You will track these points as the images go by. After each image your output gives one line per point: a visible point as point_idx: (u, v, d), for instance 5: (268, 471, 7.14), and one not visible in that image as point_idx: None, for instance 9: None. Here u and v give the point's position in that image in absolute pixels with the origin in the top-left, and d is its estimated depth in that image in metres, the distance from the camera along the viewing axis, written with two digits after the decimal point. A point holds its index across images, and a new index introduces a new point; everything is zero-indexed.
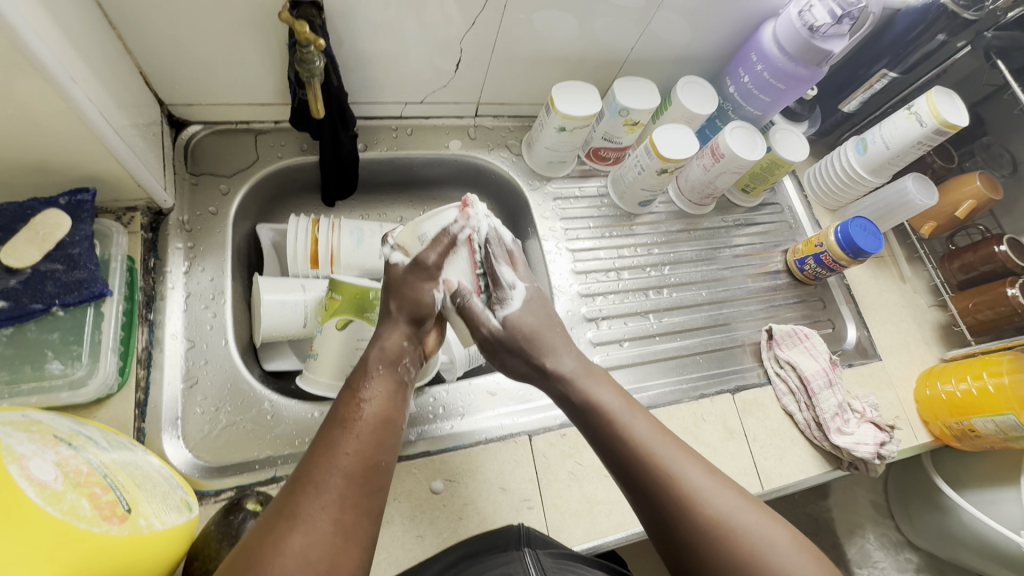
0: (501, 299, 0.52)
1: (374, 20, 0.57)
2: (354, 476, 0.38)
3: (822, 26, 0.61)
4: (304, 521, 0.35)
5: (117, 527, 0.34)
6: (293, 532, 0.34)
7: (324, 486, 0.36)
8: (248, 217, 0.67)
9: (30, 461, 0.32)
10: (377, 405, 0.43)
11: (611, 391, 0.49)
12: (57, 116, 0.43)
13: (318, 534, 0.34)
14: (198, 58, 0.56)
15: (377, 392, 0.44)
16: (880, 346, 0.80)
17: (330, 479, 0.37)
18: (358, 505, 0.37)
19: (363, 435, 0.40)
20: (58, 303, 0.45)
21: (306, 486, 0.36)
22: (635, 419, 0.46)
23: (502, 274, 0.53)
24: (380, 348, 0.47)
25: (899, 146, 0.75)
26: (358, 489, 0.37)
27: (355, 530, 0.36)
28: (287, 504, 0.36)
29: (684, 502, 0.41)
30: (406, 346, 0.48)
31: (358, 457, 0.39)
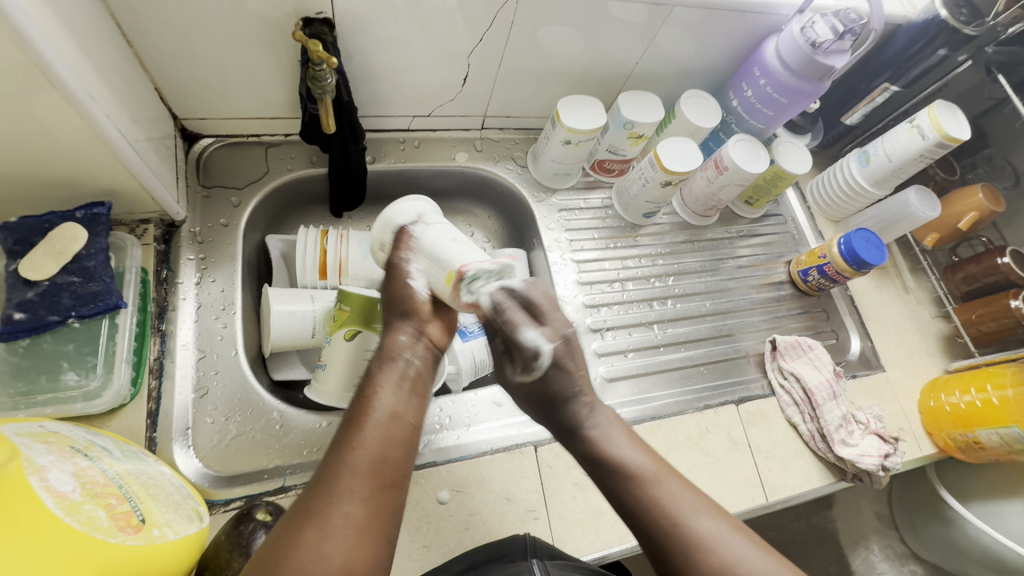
0: (525, 363, 0.48)
1: (384, 36, 0.59)
2: (367, 471, 0.37)
3: (824, 42, 0.62)
4: (319, 517, 0.34)
5: (132, 538, 0.35)
6: (310, 528, 0.34)
7: (338, 482, 0.36)
8: (257, 228, 0.68)
9: (49, 473, 0.32)
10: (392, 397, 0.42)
11: (624, 439, 0.47)
12: (76, 133, 0.44)
13: (332, 532, 0.34)
14: (212, 73, 0.58)
15: (391, 382, 0.43)
16: (883, 357, 0.80)
17: (343, 474, 0.36)
18: (371, 503, 0.36)
19: (377, 429, 0.39)
20: (74, 315, 0.46)
21: (321, 482, 0.36)
22: (642, 460, 0.45)
23: (523, 338, 0.47)
24: (383, 347, 0.45)
25: (901, 159, 0.75)
26: (373, 484, 0.37)
27: (371, 527, 0.35)
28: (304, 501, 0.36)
29: (693, 550, 0.40)
30: (410, 343, 0.46)
31: (371, 451, 0.38)
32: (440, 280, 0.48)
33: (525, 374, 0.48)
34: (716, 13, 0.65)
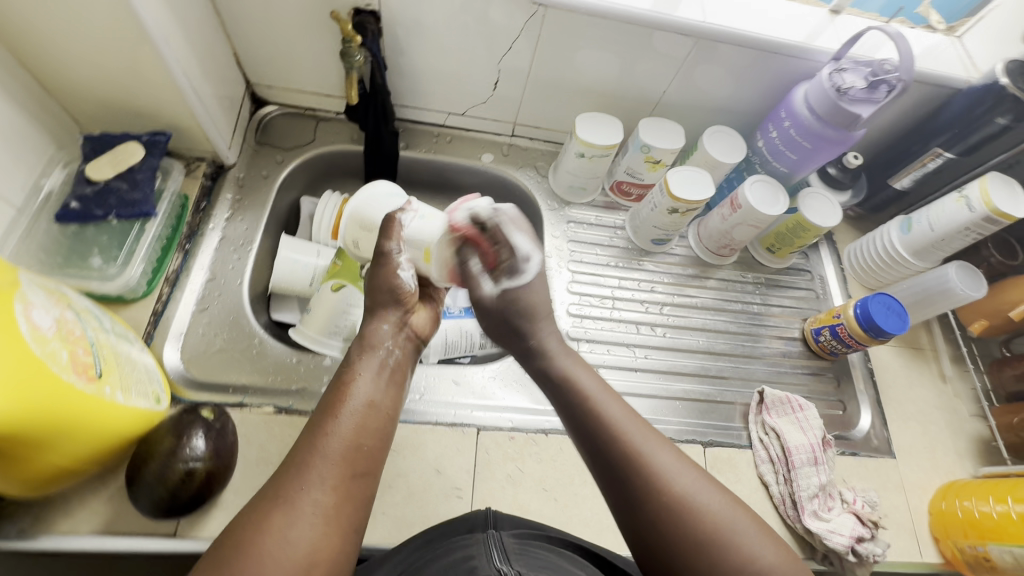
0: (514, 267, 0.52)
1: (424, 33, 0.66)
2: (339, 459, 0.41)
3: (851, 89, 0.60)
4: (287, 504, 0.38)
5: (82, 383, 0.41)
6: (277, 513, 0.37)
7: (308, 470, 0.39)
8: (294, 187, 0.77)
9: (34, 308, 0.39)
10: (370, 386, 0.46)
11: (590, 378, 0.51)
12: (152, 71, 0.55)
13: (300, 521, 0.37)
14: (278, 46, 0.68)
15: (367, 372, 0.46)
16: (896, 442, 0.72)
17: (314, 463, 0.40)
18: (340, 489, 0.40)
19: (351, 418, 0.43)
20: (114, 213, 0.55)
21: (291, 471, 0.39)
22: (610, 402, 0.48)
23: (515, 242, 0.52)
24: (365, 334, 0.49)
25: (945, 230, 0.70)
26: (342, 473, 0.40)
27: (342, 511, 0.39)
28: (269, 494, 0.38)
29: (668, 497, 0.43)
30: (392, 333, 0.50)
31: (344, 440, 0.42)
32: (421, 257, 0.54)
33: (514, 279, 0.52)
34: (759, 53, 0.68)
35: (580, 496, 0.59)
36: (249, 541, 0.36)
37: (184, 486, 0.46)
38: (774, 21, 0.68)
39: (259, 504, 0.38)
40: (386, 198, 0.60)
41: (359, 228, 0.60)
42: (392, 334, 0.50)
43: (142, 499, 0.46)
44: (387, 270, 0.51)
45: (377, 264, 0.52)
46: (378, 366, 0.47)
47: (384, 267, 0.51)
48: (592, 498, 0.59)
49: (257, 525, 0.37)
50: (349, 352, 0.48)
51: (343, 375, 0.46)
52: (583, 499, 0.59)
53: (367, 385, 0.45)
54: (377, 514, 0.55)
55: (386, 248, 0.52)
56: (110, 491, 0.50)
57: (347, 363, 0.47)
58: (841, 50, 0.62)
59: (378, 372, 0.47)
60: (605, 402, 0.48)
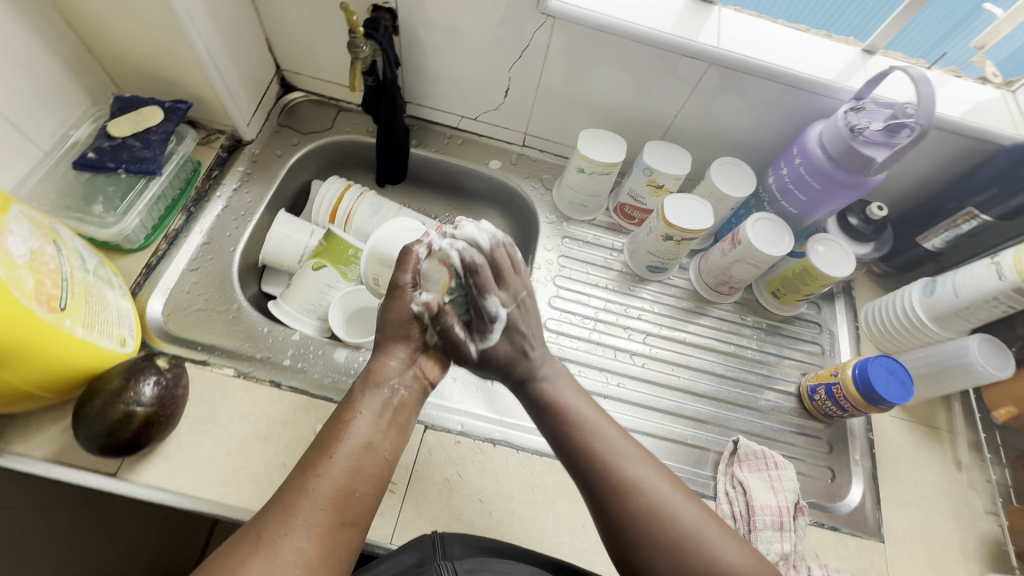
0: (485, 331, 0.55)
1: (440, 35, 0.68)
2: (326, 505, 0.41)
3: (866, 130, 0.56)
4: (268, 550, 0.37)
5: (42, 311, 0.44)
6: (255, 557, 0.37)
7: (294, 514, 0.39)
8: (306, 170, 0.80)
9: (10, 235, 0.43)
10: (368, 431, 0.46)
11: (582, 401, 0.55)
12: (178, 43, 0.60)
13: (280, 564, 0.37)
14: (306, 36, 0.72)
15: (369, 410, 0.47)
16: (888, 526, 0.64)
17: (302, 505, 0.40)
18: (325, 536, 0.40)
19: (345, 461, 0.43)
20: (124, 167, 0.60)
21: (276, 513, 0.39)
22: (599, 425, 0.52)
23: (488, 305, 0.54)
24: (373, 368, 0.51)
25: (970, 298, 0.63)
26: (329, 520, 0.40)
27: (325, 558, 0.39)
28: (251, 532, 0.38)
29: (668, 523, 0.47)
30: (400, 370, 0.51)
31: (335, 485, 0.42)
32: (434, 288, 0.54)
33: (483, 341, 0.55)
34: (777, 85, 0.65)
35: (516, 514, 0.57)
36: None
37: (122, 426, 0.48)
38: (799, 54, 0.65)
39: (242, 544, 0.38)
40: (406, 233, 0.61)
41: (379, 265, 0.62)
42: (399, 376, 0.51)
43: (83, 433, 0.48)
44: (399, 301, 0.52)
45: (391, 295, 0.53)
46: (377, 410, 0.48)
47: (396, 299, 0.52)
48: (529, 520, 0.57)
49: (235, 561, 0.36)
50: (349, 394, 0.49)
51: (344, 413, 0.47)
52: (519, 519, 0.57)
53: (364, 430, 0.46)
54: None
55: (400, 278, 0.53)
56: (66, 422, 0.53)
57: (350, 399, 0.48)
58: (862, 90, 0.59)
59: (376, 416, 0.47)
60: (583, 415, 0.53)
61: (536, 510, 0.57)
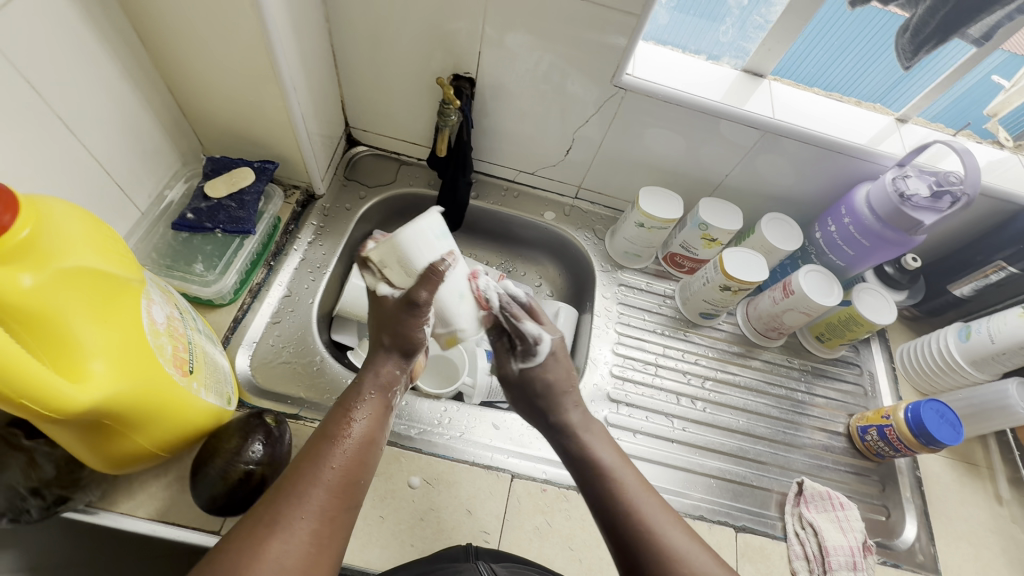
0: (529, 351, 0.57)
1: (510, 102, 0.74)
2: (334, 492, 0.43)
3: (914, 195, 0.62)
4: (283, 532, 0.39)
5: (179, 376, 0.46)
6: (272, 538, 0.39)
7: (308, 499, 0.42)
8: (370, 221, 0.84)
9: (153, 304, 0.46)
10: (366, 427, 0.49)
11: (610, 449, 0.53)
12: (278, 111, 0.63)
13: (296, 543, 0.39)
14: (380, 100, 0.77)
15: (369, 410, 0.50)
16: (943, 561, 0.67)
17: (314, 491, 0.42)
18: (333, 519, 0.42)
19: (349, 452, 0.46)
20: (221, 228, 0.63)
21: (289, 496, 0.41)
22: (626, 474, 0.50)
23: (525, 328, 0.56)
24: (374, 373, 0.53)
25: (1005, 344, 0.68)
26: (337, 505, 0.43)
27: (330, 537, 0.41)
28: (270, 513, 0.40)
29: None
30: (397, 375, 0.53)
31: (340, 475, 0.44)
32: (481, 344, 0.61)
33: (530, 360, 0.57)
34: (828, 153, 0.70)
35: (605, 561, 0.59)
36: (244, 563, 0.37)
37: (242, 484, 0.49)
38: (842, 122, 0.71)
39: (256, 525, 0.39)
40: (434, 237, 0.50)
41: (394, 255, 0.50)
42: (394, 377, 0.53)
43: (202, 492, 0.49)
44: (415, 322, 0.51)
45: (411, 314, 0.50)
46: (373, 407, 0.50)
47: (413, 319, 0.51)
48: None
49: (254, 539, 0.38)
50: (345, 392, 0.51)
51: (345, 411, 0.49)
52: (608, 566, 0.59)
53: (365, 425, 0.48)
54: (406, 545, 0.56)
55: (416, 296, 0.49)
56: (167, 478, 0.54)
57: (348, 397, 0.51)
58: (907, 158, 0.66)
59: (372, 412, 0.50)
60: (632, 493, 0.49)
61: None
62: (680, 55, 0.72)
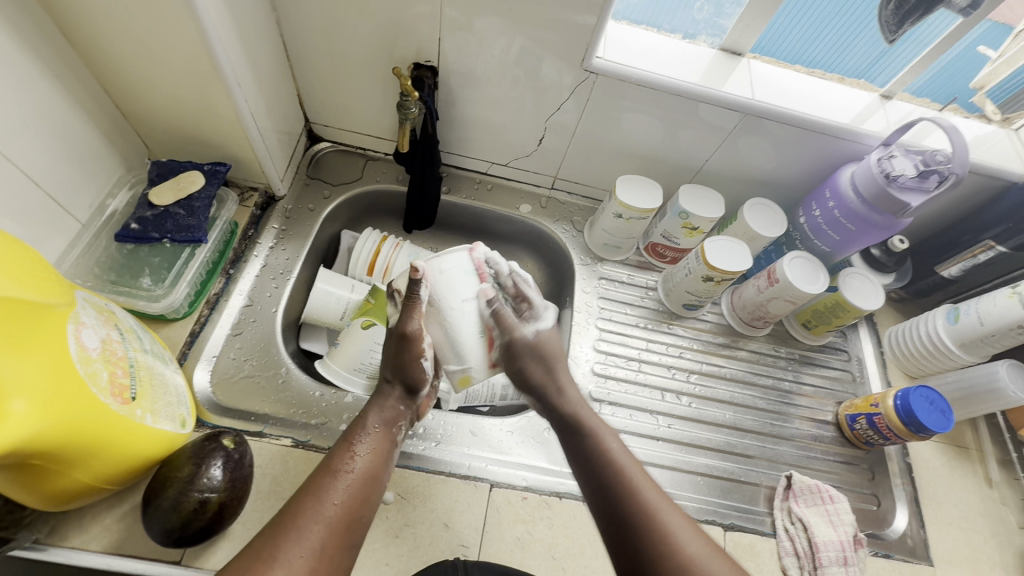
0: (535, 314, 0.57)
1: (476, 91, 0.70)
2: (334, 527, 0.43)
3: (900, 176, 0.60)
4: (282, 567, 0.39)
5: (117, 405, 0.43)
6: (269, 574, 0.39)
7: (308, 534, 0.42)
8: (337, 221, 0.80)
9: (83, 328, 0.42)
10: (368, 461, 0.49)
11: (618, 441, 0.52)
12: (223, 109, 0.59)
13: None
14: (339, 93, 0.72)
15: (372, 444, 0.50)
16: (934, 548, 0.66)
17: (315, 526, 0.42)
18: (333, 556, 0.42)
19: (352, 485, 0.46)
20: (169, 237, 0.60)
21: (289, 531, 0.41)
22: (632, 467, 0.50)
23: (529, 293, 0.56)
24: (380, 408, 0.53)
25: (995, 326, 0.67)
26: (337, 541, 0.43)
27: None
28: (268, 546, 0.40)
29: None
30: (402, 410, 0.55)
31: (340, 509, 0.44)
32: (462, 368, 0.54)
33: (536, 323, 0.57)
34: (811, 134, 0.67)
35: (589, 569, 0.57)
36: None
37: (198, 515, 0.46)
38: (826, 101, 0.68)
39: (255, 559, 0.39)
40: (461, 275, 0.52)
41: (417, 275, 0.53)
42: (399, 412, 0.54)
43: (155, 525, 0.46)
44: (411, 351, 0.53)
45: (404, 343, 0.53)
46: (378, 440, 0.51)
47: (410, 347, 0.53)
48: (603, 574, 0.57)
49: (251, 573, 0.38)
50: (352, 424, 0.52)
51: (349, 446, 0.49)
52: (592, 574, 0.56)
53: (368, 459, 0.49)
54: (381, 564, 0.54)
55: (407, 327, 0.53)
56: (121, 509, 0.51)
57: (353, 431, 0.51)
58: (892, 137, 0.63)
59: (375, 446, 0.50)
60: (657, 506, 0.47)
61: (608, 563, 0.57)
62: (655, 34, 0.68)
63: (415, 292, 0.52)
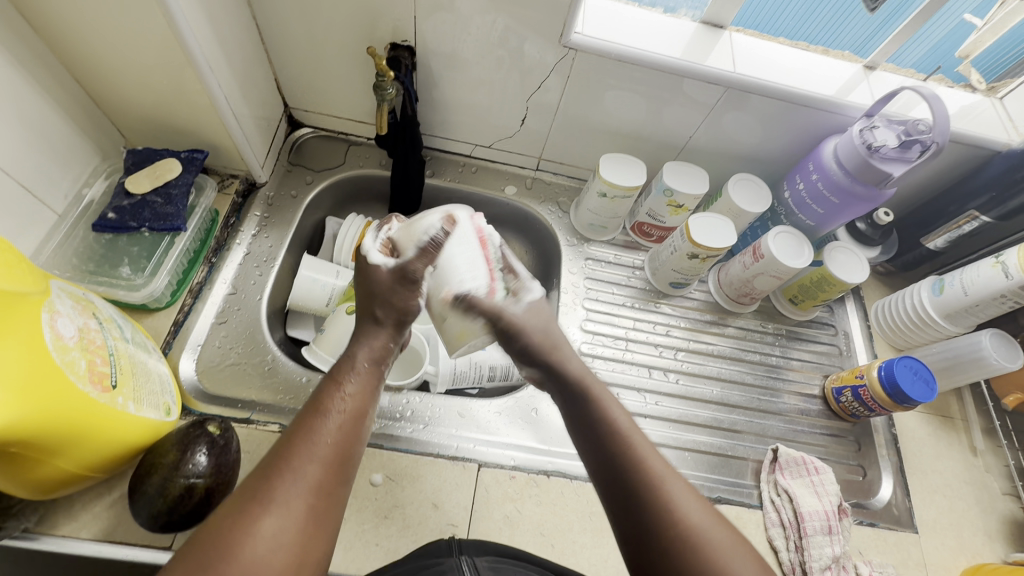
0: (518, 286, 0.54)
1: (455, 72, 0.69)
2: (330, 467, 0.39)
3: (882, 146, 0.59)
4: (278, 508, 0.35)
5: (97, 392, 0.43)
6: (265, 515, 0.35)
7: (303, 473, 0.37)
8: (321, 208, 0.79)
9: (59, 317, 0.42)
10: (360, 400, 0.44)
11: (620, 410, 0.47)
12: (197, 96, 0.58)
13: (292, 520, 0.35)
14: (317, 77, 0.72)
15: (362, 380, 0.45)
16: (919, 516, 0.67)
17: (309, 465, 0.38)
18: (331, 495, 0.38)
19: (345, 425, 0.41)
20: (147, 226, 0.60)
21: (283, 471, 0.37)
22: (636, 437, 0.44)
23: (512, 263, 0.55)
24: (368, 346, 0.48)
25: (978, 296, 0.67)
26: (334, 480, 0.39)
27: (325, 517, 0.37)
28: (261, 485, 0.36)
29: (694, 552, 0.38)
30: (391, 348, 0.49)
31: (336, 448, 0.40)
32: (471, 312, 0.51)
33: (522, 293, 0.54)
34: (794, 107, 0.67)
35: (578, 544, 0.58)
36: (228, 543, 0.33)
37: (184, 500, 0.46)
38: (809, 74, 0.67)
39: (247, 501, 0.35)
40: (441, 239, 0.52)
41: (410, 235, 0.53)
42: (385, 348, 0.48)
43: (142, 511, 0.46)
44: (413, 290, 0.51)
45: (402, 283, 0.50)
46: (367, 379, 0.46)
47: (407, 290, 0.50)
48: (591, 548, 0.57)
49: (242, 516, 0.34)
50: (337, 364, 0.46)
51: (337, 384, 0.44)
52: (581, 549, 0.57)
53: (358, 397, 0.44)
54: (371, 545, 0.54)
55: (411, 266, 0.51)
56: (110, 497, 0.51)
57: (338, 368, 0.46)
58: (875, 108, 0.63)
59: (365, 384, 0.45)
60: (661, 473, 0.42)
61: (596, 538, 0.58)
62: (637, 8, 0.67)
63: (435, 235, 0.52)
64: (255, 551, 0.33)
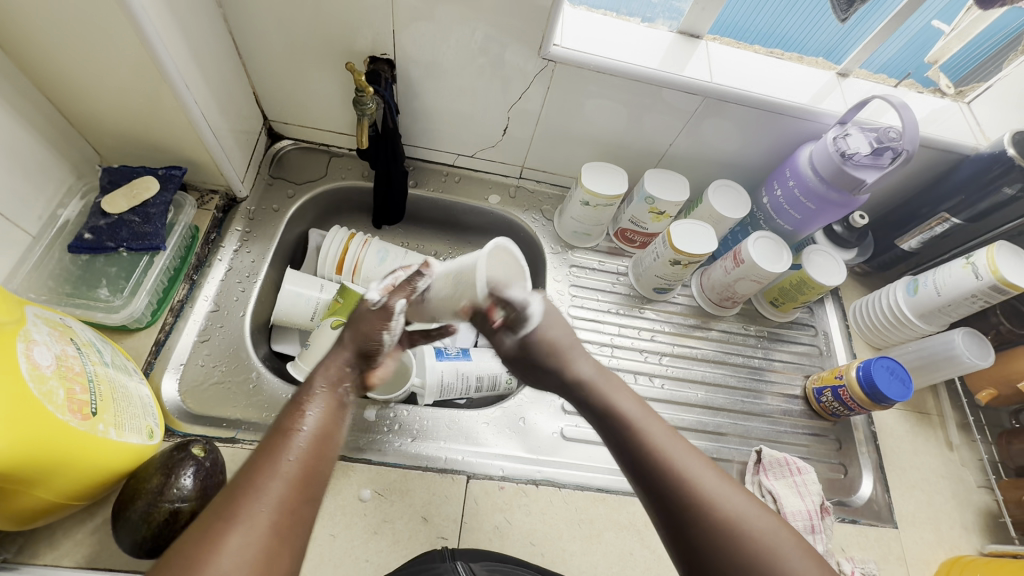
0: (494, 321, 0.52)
1: (435, 84, 0.69)
2: (295, 484, 0.37)
3: (855, 154, 0.61)
4: (243, 525, 0.34)
5: (76, 421, 0.42)
6: (231, 532, 0.34)
7: (267, 491, 0.36)
8: (304, 220, 0.79)
9: (35, 346, 0.41)
10: (323, 419, 0.42)
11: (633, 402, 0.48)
12: (173, 113, 0.58)
13: (256, 537, 0.34)
14: (296, 91, 0.71)
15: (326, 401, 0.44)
16: (899, 511, 0.69)
17: (273, 484, 0.37)
18: (295, 512, 0.37)
19: (306, 442, 0.40)
20: (125, 246, 0.59)
21: (247, 490, 0.36)
22: (653, 427, 0.46)
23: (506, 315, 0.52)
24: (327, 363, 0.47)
25: (951, 296, 0.69)
26: (298, 496, 0.37)
27: (291, 537, 0.36)
28: (227, 505, 0.35)
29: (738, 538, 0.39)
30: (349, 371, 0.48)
31: (297, 463, 0.38)
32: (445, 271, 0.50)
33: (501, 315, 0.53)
34: (769, 115, 0.68)
35: (568, 553, 0.58)
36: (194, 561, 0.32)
37: (169, 526, 0.46)
38: (784, 82, 0.68)
39: (214, 520, 0.34)
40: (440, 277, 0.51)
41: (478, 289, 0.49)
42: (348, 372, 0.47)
43: (126, 538, 0.46)
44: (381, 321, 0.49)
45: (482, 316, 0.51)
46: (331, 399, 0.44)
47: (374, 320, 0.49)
48: (581, 556, 0.58)
49: (206, 537, 0.33)
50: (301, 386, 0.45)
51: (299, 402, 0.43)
52: (571, 556, 0.58)
53: (322, 416, 0.42)
54: (361, 561, 0.54)
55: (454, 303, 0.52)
56: (93, 524, 0.50)
57: (302, 390, 0.45)
58: (847, 115, 0.64)
59: (330, 403, 0.44)
60: (698, 474, 0.42)
61: (586, 545, 0.59)
62: (614, 19, 0.68)
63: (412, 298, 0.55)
64: (221, 567, 0.32)
